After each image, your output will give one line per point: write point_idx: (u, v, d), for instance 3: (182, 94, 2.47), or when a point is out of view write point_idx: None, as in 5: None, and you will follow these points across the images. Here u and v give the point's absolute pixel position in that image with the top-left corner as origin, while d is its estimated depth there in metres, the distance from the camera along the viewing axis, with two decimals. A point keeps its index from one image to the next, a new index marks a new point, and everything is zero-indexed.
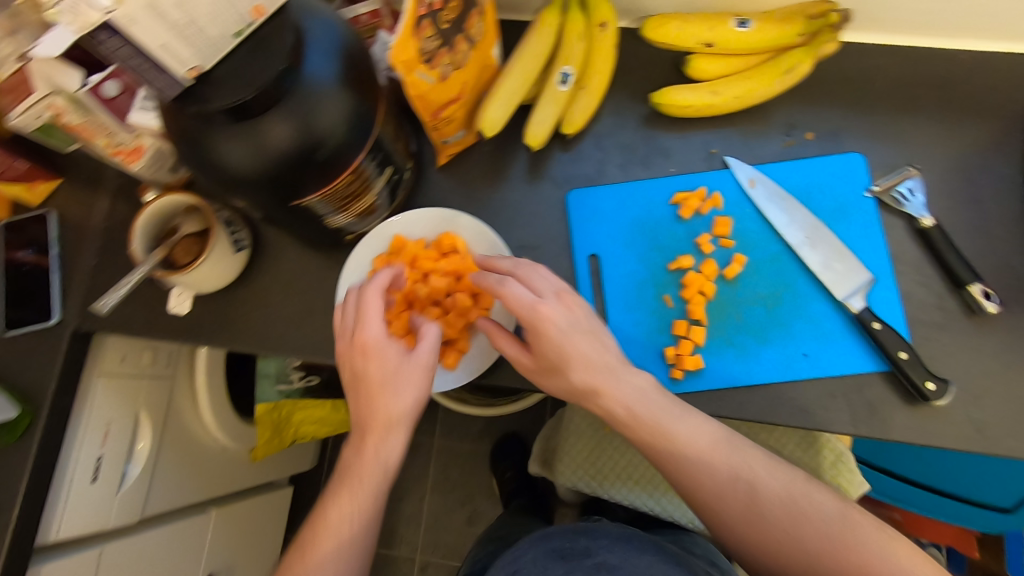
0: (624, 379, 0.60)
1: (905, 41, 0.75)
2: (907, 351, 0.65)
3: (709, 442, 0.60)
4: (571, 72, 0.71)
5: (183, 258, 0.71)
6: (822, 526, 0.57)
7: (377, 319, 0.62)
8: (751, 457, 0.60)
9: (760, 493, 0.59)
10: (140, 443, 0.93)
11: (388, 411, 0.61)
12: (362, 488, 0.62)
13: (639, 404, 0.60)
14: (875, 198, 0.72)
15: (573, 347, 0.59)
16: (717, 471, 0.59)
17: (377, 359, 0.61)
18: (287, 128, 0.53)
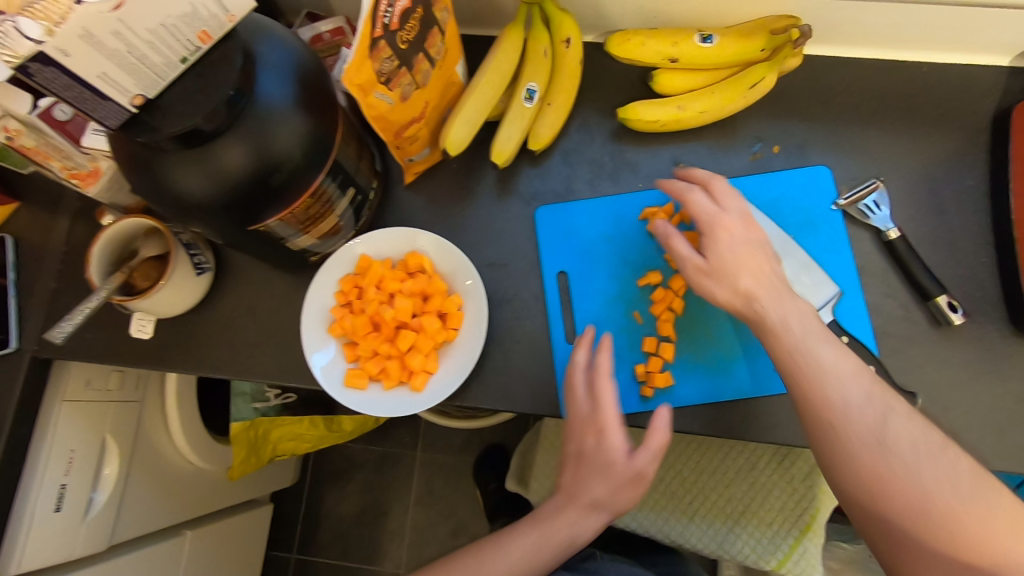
0: (784, 296, 0.61)
1: (869, 54, 0.75)
2: (872, 366, 0.66)
3: (852, 371, 0.57)
4: (537, 88, 0.71)
5: (141, 282, 0.70)
6: (948, 474, 0.53)
7: (587, 403, 0.63)
8: (890, 398, 0.56)
9: (891, 427, 0.55)
10: (106, 469, 0.91)
11: (592, 497, 0.63)
12: (513, 553, 0.65)
13: (797, 322, 0.59)
14: (842, 211, 0.72)
15: (750, 255, 0.62)
16: (851, 392, 0.56)
17: (614, 449, 0.62)
18: (239, 152, 0.52)
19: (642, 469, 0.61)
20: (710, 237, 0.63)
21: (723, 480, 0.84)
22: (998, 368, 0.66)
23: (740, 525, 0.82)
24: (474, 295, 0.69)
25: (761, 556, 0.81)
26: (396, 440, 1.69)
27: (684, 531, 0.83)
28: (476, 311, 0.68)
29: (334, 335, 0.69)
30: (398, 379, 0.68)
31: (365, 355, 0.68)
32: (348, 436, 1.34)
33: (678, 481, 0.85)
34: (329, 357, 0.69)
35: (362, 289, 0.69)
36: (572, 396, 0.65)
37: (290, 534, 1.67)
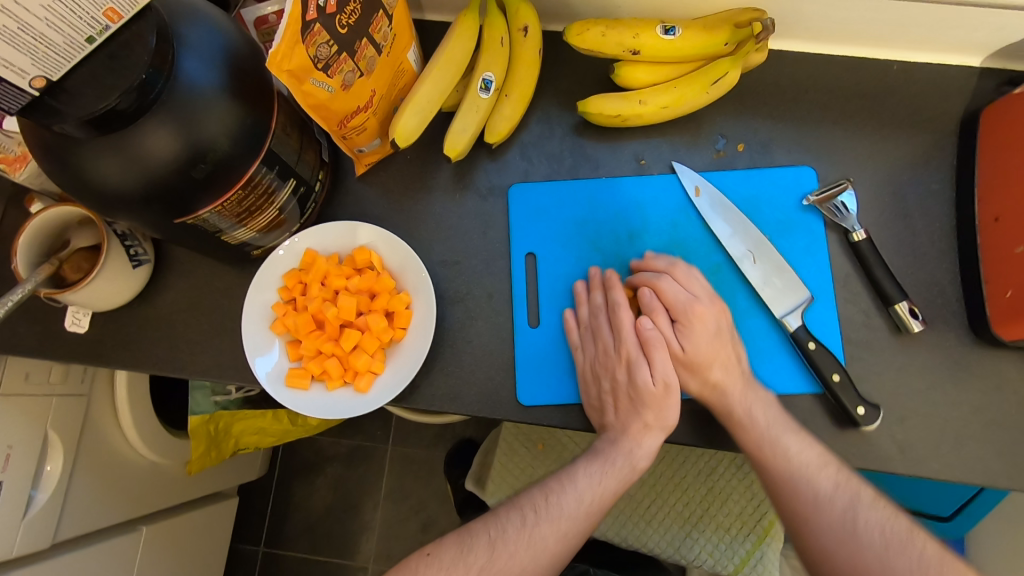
0: (752, 390, 0.62)
1: (838, 51, 0.73)
2: (840, 374, 0.62)
3: (817, 460, 0.59)
4: (493, 79, 0.68)
5: (72, 275, 0.66)
6: (918, 563, 0.56)
7: (633, 338, 0.65)
8: (857, 486, 0.59)
9: (860, 515, 0.58)
10: (48, 466, 0.88)
11: (641, 424, 0.63)
12: (570, 504, 0.62)
13: (762, 413, 0.61)
14: (814, 208, 0.70)
15: (721, 350, 0.63)
16: (820, 482, 0.59)
17: (641, 370, 0.63)
18: (160, 140, 0.49)
19: (667, 379, 0.63)
20: (685, 329, 0.64)
21: (682, 484, 0.83)
22: (955, 376, 0.65)
23: (698, 529, 0.81)
24: (422, 293, 0.66)
25: (718, 560, 0.80)
26: (367, 433, 1.67)
27: (643, 534, 0.81)
28: (425, 308, 0.66)
29: (277, 332, 0.67)
30: (341, 380, 0.65)
31: (308, 354, 0.66)
32: (313, 430, 1.32)
33: (638, 485, 0.83)
34: (270, 355, 0.66)
35: (306, 285, 0.67)
36: (592, 334, 0.66)
37: (258, 528, 1.64)
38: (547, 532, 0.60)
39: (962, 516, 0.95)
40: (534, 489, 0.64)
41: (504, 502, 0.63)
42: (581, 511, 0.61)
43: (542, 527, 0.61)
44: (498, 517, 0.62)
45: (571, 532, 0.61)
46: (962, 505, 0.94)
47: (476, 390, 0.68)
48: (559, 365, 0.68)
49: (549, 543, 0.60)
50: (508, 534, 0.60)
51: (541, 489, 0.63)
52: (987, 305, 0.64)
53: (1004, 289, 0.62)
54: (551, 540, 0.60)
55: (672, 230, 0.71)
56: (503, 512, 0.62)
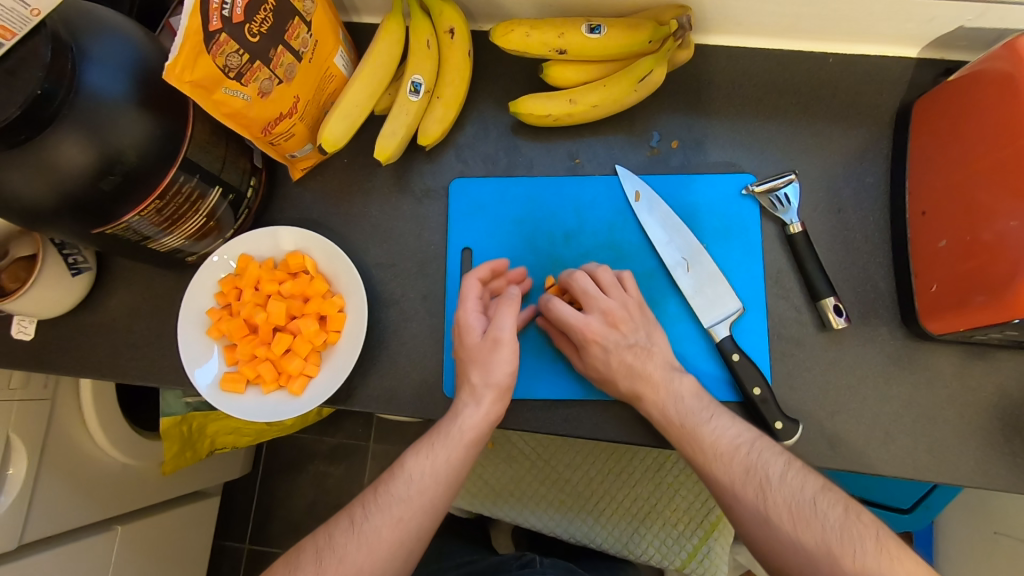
0: (667, 383, 0.60)
1: (773, 45, 0.73)
2: (762, 388, 0.63)
3: (729, 446, 0.58)
4: (422, 81, 0.68)
5: (8, 285, 0.66)
6: (823, 532, 0.53)
7: (475, 309, 0.62)
8: (767, 464, 0.56)
9: (771, 497, 0.55)
10: (13, 469, 0.90)
11: (472, 380, 0.60)
12: (401, 491, 0.59)
13: (675, 409, 0.59)
14: (754, 198, 0.69)
15: (632, 355, 0.61)
16: (732, 468, 0.57)
17: (469, 332, 0.61)
18: (71, 151, 0.50)
19: (498, 333, 0.60)
20: (583, 349, 0.62)
21: (629, 480, 0.83)
22: (886, 371, 0.65)
23: (645, 525, 0.81)
24: (354, 294, 0.67)
25: (665, 555, 0.80)
26: (348, 431, 1.69)
27: (590, 530, 0.81)
28: (356, 310, 0.67)
29: (212, 336, 0.67)
30: (276, 383, 0.66)
31: (244, 358, 0.67)
32: (289, 429, 1.34)
33: (586, 481, 0.83)
34: (207, 358, 0.67)
35: (240, 290, 0.67)
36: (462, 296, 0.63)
37: (243, 525, 1.66)
38: (381, 525, 0.58)
39: (921, 507, 0.95)
40: (369, 485, 0.62)
41: (336, 511, 0.61)
42: (417, 496, 0.59)
43: (372, 521, 0.58)
44: (330, 524, 0.60)
45: (407, 520, 0.58)
46: (919, 498, 0.94)
47: (412, 390, 0.68)
48: None
49: (382, 535, 0.58)
50: (336, 539, 0.58)
51: (374, 486, 0.61)
52: (915, 299, 0.63)
53: (929, 283, 0.62)
54: (386, 531, 0.58)
55: (609, 233, 0.70)
56: (334, 519, 0.60)
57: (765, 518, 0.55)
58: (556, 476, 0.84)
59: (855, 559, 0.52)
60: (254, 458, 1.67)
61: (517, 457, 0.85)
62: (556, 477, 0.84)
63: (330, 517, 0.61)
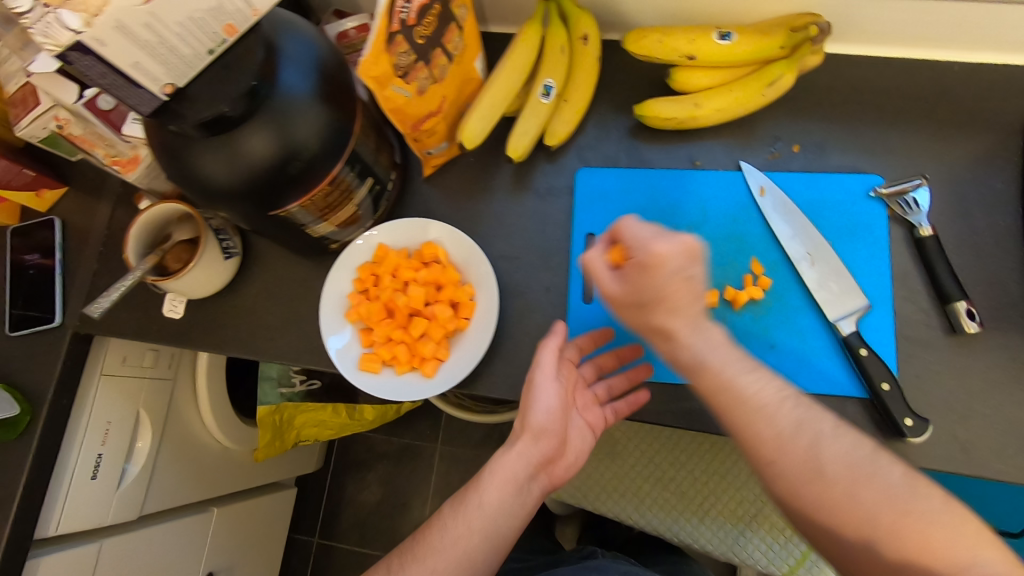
0: (699, 329, 0.57)
1: (897, 53, 0.74)
2: (890, 383, 0.63)
3: (774, 397, 0.55)
4: (553, 85, 0.72)
5: (173, 264, 0.74)
6: (886, 490, 0.49)
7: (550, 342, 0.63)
8: (816, 419, 0.54)
9: (823, 453, 0.52)
10: (140, 442, 0.96)
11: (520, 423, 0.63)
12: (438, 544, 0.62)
13: (712, 355, 0.56)
14: (881, 200, 0.70)
15: (683, 285, 0.56)
16: (824, 423, 0.53)
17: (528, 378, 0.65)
18: (263, 141, 0.55)
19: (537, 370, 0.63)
20: (637, 268, 0.56)
21: (734, 483, 0.83)
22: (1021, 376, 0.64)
23: (751, 528, 0.81)
24: (485, 285, 0.70)
25: (772, 560, 0.79)
26: (417, 432, 1.71)
27: (694, 531, 0.82)
28: (487, 302, 0.70)
29: (351, 320, 0.72)
30: (409, 365, 0.70)
31: (380, 340, 0.71)
32: (370, 424, 1.38)
33: (689, 481, 0.84)
34: (346, 343, 0.72)
35: (378, 277, 0.72)
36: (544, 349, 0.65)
37: (314, 520, 1.71)
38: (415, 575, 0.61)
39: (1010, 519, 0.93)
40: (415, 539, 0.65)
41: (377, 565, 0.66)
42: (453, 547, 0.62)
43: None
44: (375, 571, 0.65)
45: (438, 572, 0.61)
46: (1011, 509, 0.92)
47: None
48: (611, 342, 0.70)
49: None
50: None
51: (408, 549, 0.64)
52: None
53: None
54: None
55: (732, 226, 0.72)
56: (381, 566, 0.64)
57: (816, 474, 0.51)
58: (659, 474, 0.85)
59: (907, 512, 0.48)
60: (326, 455, 1.72)
61: (620, 453, 0.87)
62: (657, 477, 0.85)
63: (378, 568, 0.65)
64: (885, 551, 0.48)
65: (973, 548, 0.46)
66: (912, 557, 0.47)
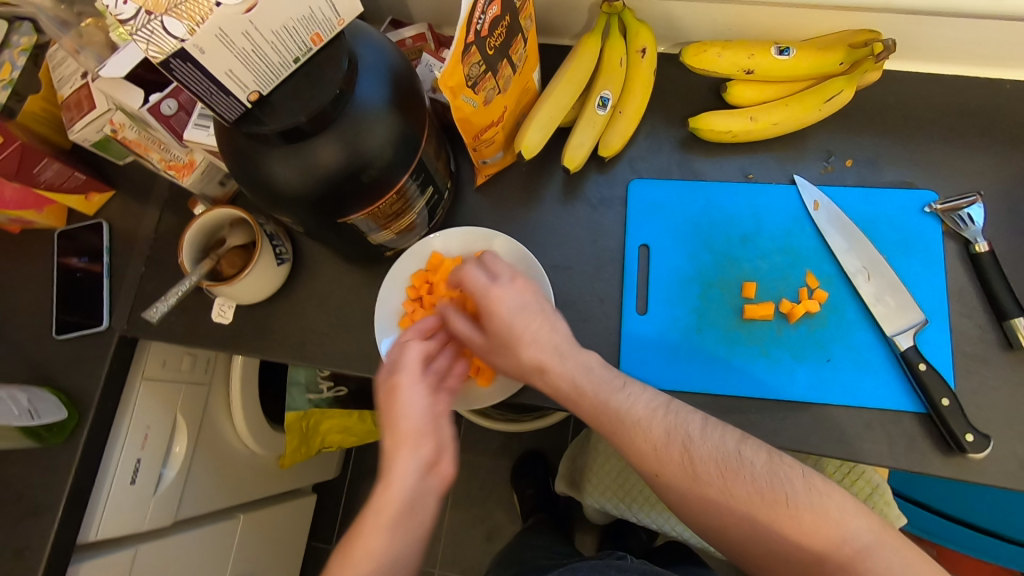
0: (569, 357, 0.61)
1: (948, 70, 0.74)
2: (950, 399, 0.63)
3: (646, 411, 0.57)
4: (610, 97, 0.72)
5: (228, 270, 0.74)
6: (753, 482, 0.53)
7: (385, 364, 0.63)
8: (684, 419, 0.57)
9: (695, 454, 0.55)
10: (177, 447, 0.96)
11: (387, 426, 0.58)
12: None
13: (585, 379, 0.60)
14: (935, 215, 0.70)
15: (531, 320, 0.61)
16: (666, 434, 0.56)
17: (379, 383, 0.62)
18: (338, 149, 0.55)
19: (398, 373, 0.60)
20: (488, 310, 0.62)
21: None
22: None
23: None
24: None
25: None
26: None
27: None
28: None
29: (404, 328, 0.72)
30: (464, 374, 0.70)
31: None
32: None
33: None
34: None
35: (432, 285, 0.72)
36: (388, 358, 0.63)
37: (330, 527, 1.69)
38: None
39: None
40: None
41: None
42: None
43: None
44: None
45: None
46: None
47: None
48: (665, 354, 0.70)
49: None
50: None
51: None
52: None
53: None
54: None
55: (787, 239, 0.72)
56: None
57: (696, 479, 0.54)
58: None
59: (788, 501, 0.52)
60: (344, 461, 1.71)
61: None
62: None
63: None
64: (773, 533, 0.52)
65: (845, 522, 0.51)
66: (784, 537, 0.52)
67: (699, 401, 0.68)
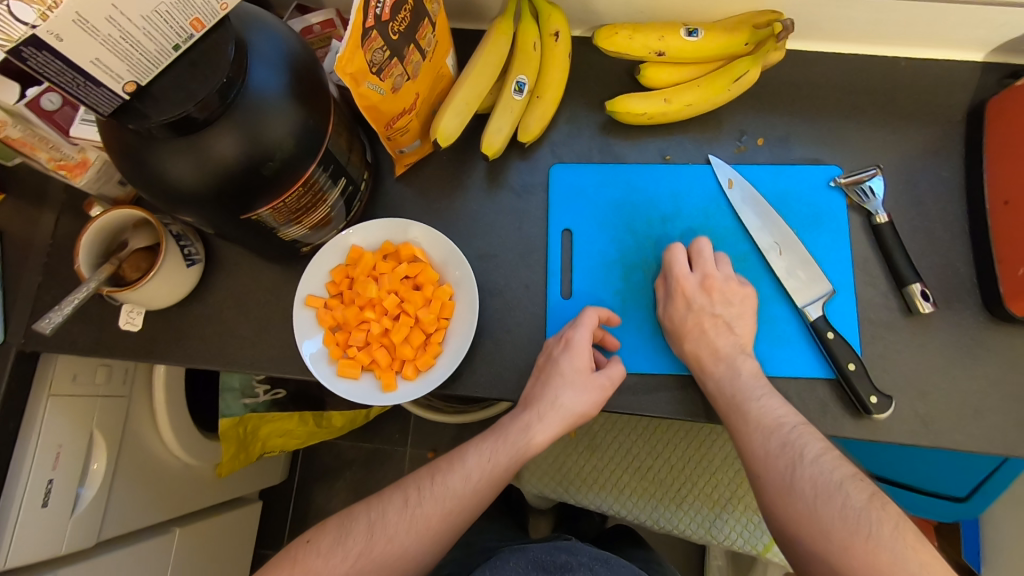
0: (725, 360, 0.65)
1: (849, 49, 0.77)
2: (856, 363, 0.66)
3: (773, 421, 0.61)
4: (525, 81, 0.72)
5: (130, 274, 0.70)
6: (843, 508, 0.55)
7: (574, 346, 0.64)
8: (803, 443, 0.59)
9: (799, 472, 0.58)
10: (94, 464, 0.90)
11: (552, 404, 0.63)
12: (454, 484, 0.64)
13: (731, 383, 0.64)
14: (840, 190, 0.73)
15: (708, 319, 0.66)
16: (769, 441, 0.60)
17: (575, 361, 0.64)
18: (232, 142, 0.52)
19: (603, 379, 0.65)
20: (681, 298, 0.67)
21: (710, 467, 0.86)
22: (970, 351, 0.68)
23: (727, 510, 0.83)
24: (464, 283, 0.69)
25: (747, 540, 0.82)
26: (385, 436, 1.67)
27: (673, 517, 0.83)
28: (467, 302, 0.69)
29: (325, 326, 0.69)
30: (388, 371, 0.67)
31: (357, 345, 0.68)
32: (337, 431, 1.33)
33: (667, 469, 0.86)
34: (320, 349, 0.69)
35: (353, 279, 0.70)
36: (581, 333, 0.65)
37: (279, 533, 1.64)
38: (428, 510, 0.63)
39: (979, 496, 0.95)
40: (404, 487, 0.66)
41: (390, 485, 0.67)
42: (456, 499, 0.64)
43: (422, 506, 0.64)
44: (379, 502, 0.65)
45: (454, 514, 0.63)
46: (977, 485, 0.94)
47: (520, 377, 0.70)
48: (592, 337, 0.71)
49: (423, 516, 0.63)
50: (388, 518, 0.63)
51: (429, 472, 0.66)
52: (998, 283, 0.67)
53: (1015, 267, 0.65)
54: (433, 518, 0.63)
55: (703, 219, 0.74)
56: (384, 502, 0.65)
57: (788, 489, 0.58)
58: (638, 463, 0.87)
59: (869, 537, 0.53)
60: (291, 465, 1.66)
61: (599, 445, 0.88)
62: (637, 466, 0.86)
63: (359, 502, 0.66)
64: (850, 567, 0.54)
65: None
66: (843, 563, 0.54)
67: (626, 381, 0.69)
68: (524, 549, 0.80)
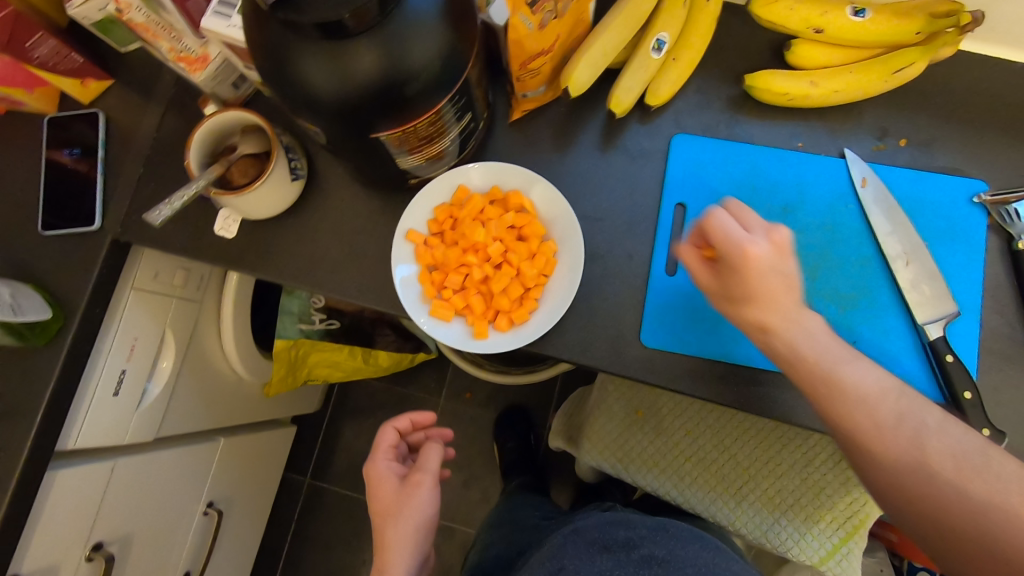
0: (797, 322, 0.58)
1: (1018, 56, 0.71)
2: (972, 393, 0.62)
3: (876, 389, 0.57)
4: (666, 40, 0.68)
5: (238, 179, 0.68)
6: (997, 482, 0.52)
7: (387, 459, 0.79)
8: (922, 411, 0.57)
9: (929, 444, 0.55)
10: (162, 362, 0.92)
11: (390, 536, 0.72)
12: None
13: (806, 346, 0.58)
14: (983, 207, 0.68)
15: (780, 285, 0.57)
16: (881, 414, 0.57)
17: (388, 476, 0.78)
18: (375, 57, 0.50)
19: (420, 475, 0.76)
20: (753, 274, 0.57)
21: (775, 471, 0.83)
22: None
23: (786, 516, 0.80)
24: (570, 241, 0.67)
25: (804, 549, 0.79)
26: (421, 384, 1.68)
27: (730, 514, 0.81)
28: (569, 264, 0.66)
29: (422, 263, 0.68)
30: (484, 318, 0.67)
31: (453, 288, 0.67)
32: (381, 370, 1.34)
33: (732, 465, 0.84)
34: (415, 284, 0.68)
35: (458, 221, 0.68)
36: (374, 459, 0.80)
37: (306, 460, 1.67)
38: None
39: None
40: None
41: None
42: None
43: None
44: None
45: None
46: None
47: (610, 347, 0.68)
48: (689, 319, 0.68)
49: None
50: None
51: None
52: None
53: None
54: None
55: (828, 215, 0.69)
56: None
57: (920, 466, 0.55)
58: (701, 454, 0.85)
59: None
60: (326, 396, 1.68)
61: (665, 428, 0.87)
62: (701, 457, 0.85)
63: None
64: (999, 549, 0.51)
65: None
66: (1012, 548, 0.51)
67: (719, 369, 0.67)
68: (580, 531, 0.78)
